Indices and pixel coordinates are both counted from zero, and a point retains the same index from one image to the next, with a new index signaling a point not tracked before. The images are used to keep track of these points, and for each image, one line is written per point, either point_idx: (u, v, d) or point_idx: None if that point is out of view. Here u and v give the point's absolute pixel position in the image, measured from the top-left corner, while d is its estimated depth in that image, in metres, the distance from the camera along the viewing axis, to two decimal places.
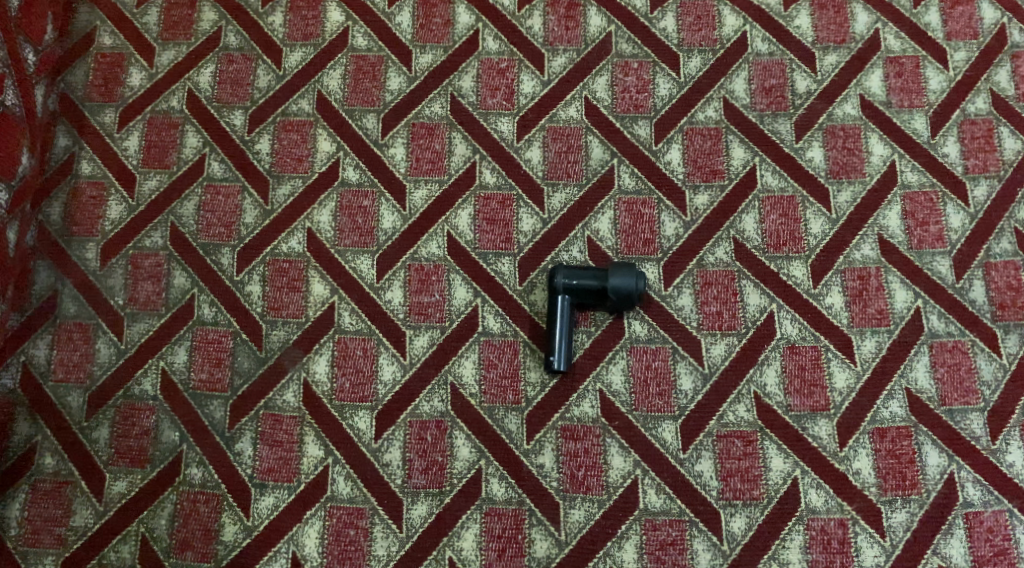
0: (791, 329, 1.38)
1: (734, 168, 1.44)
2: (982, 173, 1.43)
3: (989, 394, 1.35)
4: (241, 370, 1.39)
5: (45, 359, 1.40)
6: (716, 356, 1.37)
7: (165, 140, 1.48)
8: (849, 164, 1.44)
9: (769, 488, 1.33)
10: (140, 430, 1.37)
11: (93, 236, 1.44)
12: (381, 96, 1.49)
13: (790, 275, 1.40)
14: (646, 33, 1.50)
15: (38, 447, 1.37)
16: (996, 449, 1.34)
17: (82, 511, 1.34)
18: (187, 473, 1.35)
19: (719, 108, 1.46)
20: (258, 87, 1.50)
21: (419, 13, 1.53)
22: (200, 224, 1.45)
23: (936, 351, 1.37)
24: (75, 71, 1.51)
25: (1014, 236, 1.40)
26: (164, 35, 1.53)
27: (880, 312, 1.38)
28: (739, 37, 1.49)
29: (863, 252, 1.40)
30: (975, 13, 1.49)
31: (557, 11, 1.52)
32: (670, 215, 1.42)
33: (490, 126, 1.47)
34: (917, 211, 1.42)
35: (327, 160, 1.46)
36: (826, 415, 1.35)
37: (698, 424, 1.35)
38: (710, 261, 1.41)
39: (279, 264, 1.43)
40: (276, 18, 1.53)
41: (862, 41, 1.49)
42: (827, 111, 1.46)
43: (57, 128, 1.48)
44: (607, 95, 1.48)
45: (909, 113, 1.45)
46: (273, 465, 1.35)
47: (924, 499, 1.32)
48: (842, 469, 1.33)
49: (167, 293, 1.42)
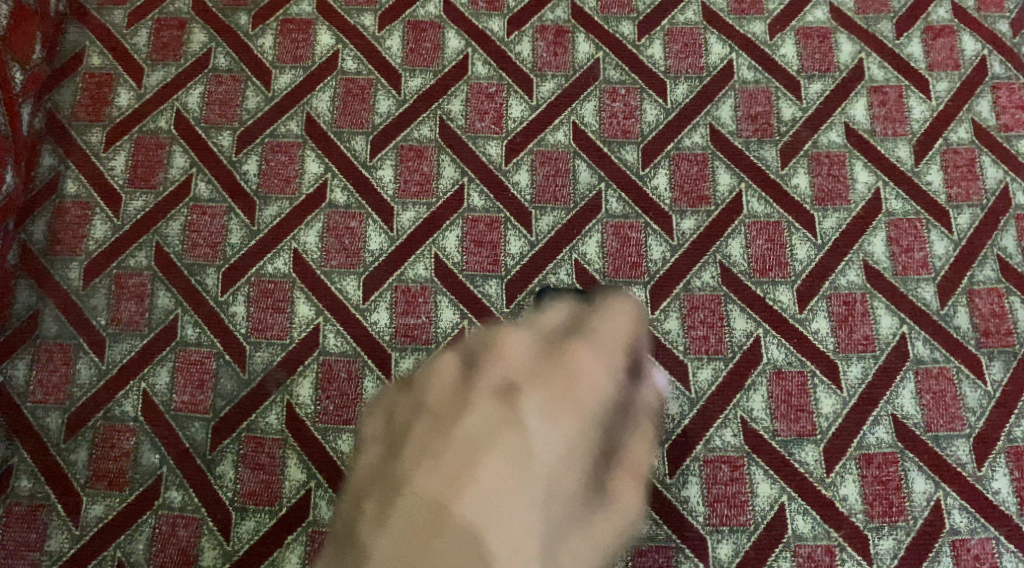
0: (778, 354, 1.38)
1: (720, 193, 1.44)
2: (965, 202, 1.43)
3: (974, 421, 1.35)
4: (224, 393, 1.38)
5: (24, 380, 1.39)
6: (703, 380, 1.37)
7: (150, 159, 1.48)
8: (834, 191, 1.44)
9: (756, 514, 1.33)
10: (119, 452, 1.36)
11: (76, 256, 1.44)
12: (370, 119, 1.49)
13: (776, 300, 1.40)
14: (634, 60, 1.51)
15: (14, 469, 1.36)
16: (982, 475, 1.33)
17: (57, 536, 1.33)
18: (166, 497, 1.35)
19: (706, 133, 1.47)
20: (246, 108, 1.50)
21: (408, 37, 1.53)
22: (185, 244, 1.44)
23: (921, 378, 1.37)
24: (62, 91, 1.51)
25: (997, 263, 1.41)
26: (153, 56, 1.53)
27: (865, 338, 1.38)
28: (726, 65, 1.50)
29: (848, 278, 1.40)
30: (957, 44, 1.50)
31: (545, 37, 1.52)
32: (657, 239, 1.42)
33: (479, 149, 1.47)
34: (902, 237, 1.42)
35: (314, 182, 1.46)
36: (812, 441, 1.35)
37: (685, 449, 1.35)
38: (697, 284, 1.41)
39: (264, 284, 1.42)
40: (265, 40, 1.54)
41: (847, 70, 1.49)
42: (813, 138, 1.46)
43: (43, 147, 1.49)
44: (595, 120, 1.48)
45: (893, 141, 1.46)
46: (254, 488, 1.34)
47: (911, 526, 1.32)
48: (829, 495, 1.33)
49: (150, 314, 1.42)
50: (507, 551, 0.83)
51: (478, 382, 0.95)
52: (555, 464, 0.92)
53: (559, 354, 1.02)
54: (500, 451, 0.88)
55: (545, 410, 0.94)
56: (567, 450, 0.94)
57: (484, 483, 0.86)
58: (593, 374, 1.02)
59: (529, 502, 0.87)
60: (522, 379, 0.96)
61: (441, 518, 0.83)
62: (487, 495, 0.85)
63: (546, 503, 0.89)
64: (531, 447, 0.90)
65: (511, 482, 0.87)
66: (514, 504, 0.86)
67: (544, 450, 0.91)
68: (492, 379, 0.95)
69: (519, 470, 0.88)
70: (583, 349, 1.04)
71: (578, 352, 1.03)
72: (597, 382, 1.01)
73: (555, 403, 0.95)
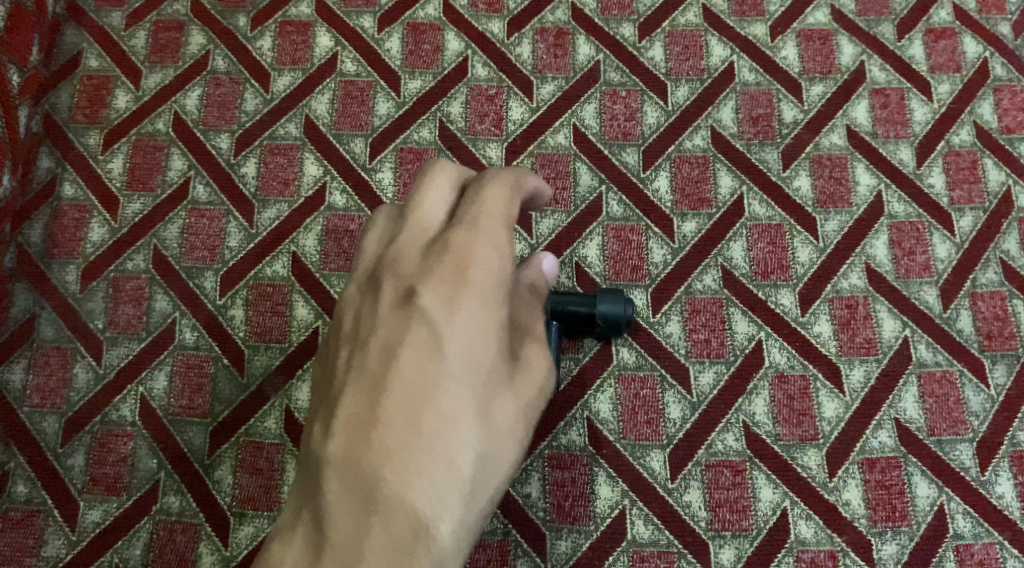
0: (780, 357, 1.37)
1: (722, 196, 1.43)
2: (968, 205, 1.42)
3: (977, 425, 1.34)
4: (222, 397, 1.37)
5: (21, 384, 1.39)
6: (704, 384, 1.36)
7: (148, 162, 1.47)
8: (836, 193, 1.43)
9: (758, 518, 1.32)
10: (117, 457, 1.36)
11: (73, 259, 1.43)
12: (369, 121, 1.48)
13: (778, 303, 1.39)
14: (634, 62, 1.50)
15: (11, 475, 1.35)
16: (986, 480, 1.33)
17: (54, 541, 1.33)
18: (164, 502, 1.34)
19: (707, 136, 1.46)
20: (245, 110, 1.49)
21: (408, 39, 1.52)
22: (184, 248, 1.43)
23: (924, 382, 1.36)
24: (60, 93, 1.51)
25: (1000, 266, 1.40)
26: (151, 58, 1.52)
27: (868, 341, 1.37)
28: (727, 67, 1.49)
29: (851, 281, 1.40)
30: (958, 47, 1.49)
31: (545, 39, 1.51)
32: (658, 242, 1.42)
33: (478, 151, 1.46)
34: (904, 240, 1.41)
35: (313, 184, 1.45)
36: (815, 445, 1.34)
37: (687, 453, 1.34)
38: (698, 288, 1.40)
39: (263, 288, 1.41)
40: (264, 42, 1.53)
41: (848, 72, 1.48)
42: (814, 140, 1.45)
43: (40, 150, 1.48)
44: (596, 122, 1.47)
45: (895, 143, 1.45)
46: (252, 493, 1.33)
47: (914, 531, 1.31)
48: (832, 499, 1.32)
49: (148, 317, 1.41)
50: (444, 451, 0.86)
51: (390, 282, 0.93)
52: (474, 349, 0.90)
53: (448, 237, 0.93)
54: (411, 355, 0.88)
55: (449, 298, 0.90)
56: (484, 330, 0.90)
57: (404, 390, 0.86)
58: (481, 253, 0.92)
59: (456, 398, 0.88)
60: (417, 275, 0.92)
61: (366, 432, 0.85)
62: (409, 402, 0.86)
63: (474, 391, 0.89)
64: (442, 340, 0.89)
65: (430, 383, 0.87)
66: (437, 404, 0.87)
67: (460, 337, 0.89)
68: (397, 279, 0.92)
69: (434, 368, 0.88)
70: (474, 223, 0.93)
71: (469, 232, 0.93)
72: (495, 260, 0.92)
73: (456, 288, 0.90)
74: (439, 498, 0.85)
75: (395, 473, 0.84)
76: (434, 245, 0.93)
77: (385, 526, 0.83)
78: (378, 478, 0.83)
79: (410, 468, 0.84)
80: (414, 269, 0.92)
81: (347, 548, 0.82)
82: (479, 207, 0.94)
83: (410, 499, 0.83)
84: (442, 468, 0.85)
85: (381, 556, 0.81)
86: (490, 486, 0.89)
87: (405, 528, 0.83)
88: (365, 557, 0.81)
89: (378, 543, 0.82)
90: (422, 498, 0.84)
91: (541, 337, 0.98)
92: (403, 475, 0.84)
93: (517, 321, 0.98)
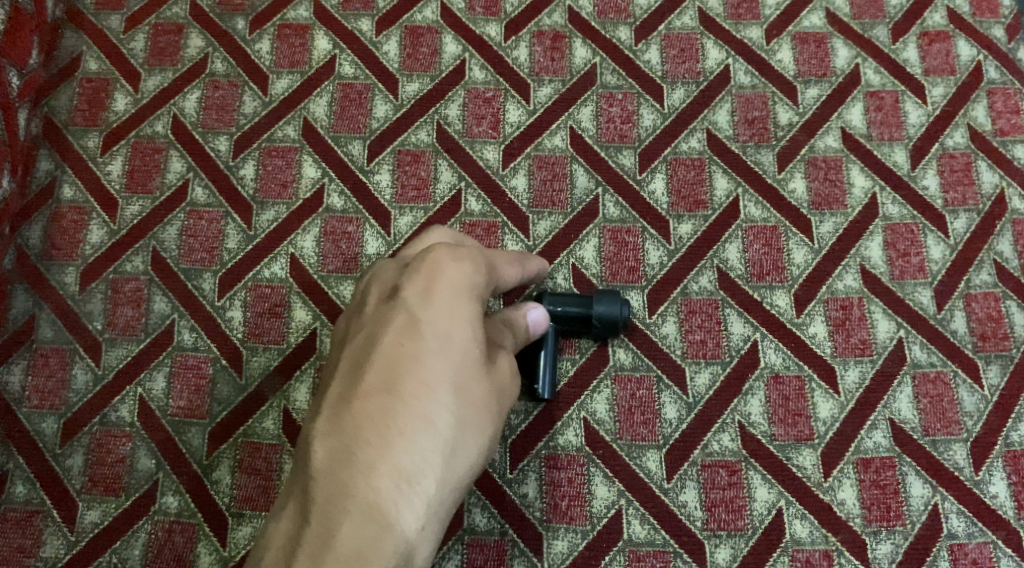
0: (775, 358, 1.38)
1: (717, 198, 1.44)
2: (962, 206, 1.43)
3: (971, 425, 1.35)
4: (220, 398, 1.38)
5: (20, 385, 1.39)
6: (700, 385, 1.37)
7: (147, 164, 1.48)
8: (831, 195, 1.44)
9: (754, 518, 1.33)
10: (115, 457, 1.36)
11: (72, 260, 1.44)
12: (367, 124, 1.49)
13: (773, 304, 1.40)
14: (631, 65, 1.51)
15: (10, 475, 1.36)
16: (980, 480, 1.33)
17: (53, 542, 1.34)
18: (162, 502, 1.35)
19: (703, 138, 1.47)
20: (244, 113, 1.50)
21: (406, 42, 1.53)
22: (182, 249, 1.44)
23: (919, 382, 1.37)
24: (59, 95, 1.51)
25: (994, 268, 1.41)
26: (150, 60, 1.53)
27: (862, 342, 1.38)
28: (722, 70, 1.50)
29: (846, 282, 1.40)
30: (952, 50, 1.50)
31: (542, 42, 1.52)
32: (654, 244, 1.42)
33: (476, 154, 1.47)
34: (899, 242, 1.42)
35: (311, 186, 1.46)
36: (810, 445, 1.35)
37: (683, 454, 1.35)
38: (694, 289, 1.40)
39: (261, 289, 1.42)
40: (263, 45, 1.53)
41: (843, 74, 1.49)
42: (809, 142, 1.46)
43: (39, 151, 1.48)
44: (593, 125, 1.48)
45: (889, 146, 1.46)
46: (250, 493, 1.34)
47: (909, 530, 1.32)
48: (827, 499, 1.33)
49: (147, 319, 1.42)
50: (417, 414, 1.00)
51: (375, 291, 1.12)
52: (443, 334, 1.05)
53: (421, 252, 1.11)
54: (391, 340, 1.04)
55: (422, 295, 1.07)
56: (450, 320, 1.06)
57: (384, 364, 1.03)
58: (450, 264, 1.09)
59: (427, 372, 1.02)
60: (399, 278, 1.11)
61: (353, 398, 1.01)
62: (389, 375, 1.02)
63: (443, 368, 1.03)
64: (416, 327, 1.05)
65: (406, 360, 1.03)
66: (413, 375, 1.02)
67: (431, 325, 1.05)
68: (380, 287, 1.12)
69: (409, 349, 1.03)
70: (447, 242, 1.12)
71: (440, 248, 1.11)
72: (461, 269, 1.09)
73: (427, 288, 1.07)
74: (415, 451, 0.99)
75: (377, 430, 0.99)
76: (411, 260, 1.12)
77: (368, 472, 0.97)
78: (361, 434, 0.98)
79: (389, 427, 0.99)
80: (395, 278, 1.11)
81: (336, 492, 0.96)
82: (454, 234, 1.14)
83: (389, 451, 0.98)
84: (417, 427, 1.00)
85: (365, 497, 0.96)
86: (459, 448, 1.03)
87: (385, 474, 0.97)
88: (352, 498, 0.96)
89: (364, 487, 0.96)
90: (400, 451, 0.98)
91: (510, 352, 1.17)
92: (385, 432, 0.98)
93: (490, 337, 1.17)
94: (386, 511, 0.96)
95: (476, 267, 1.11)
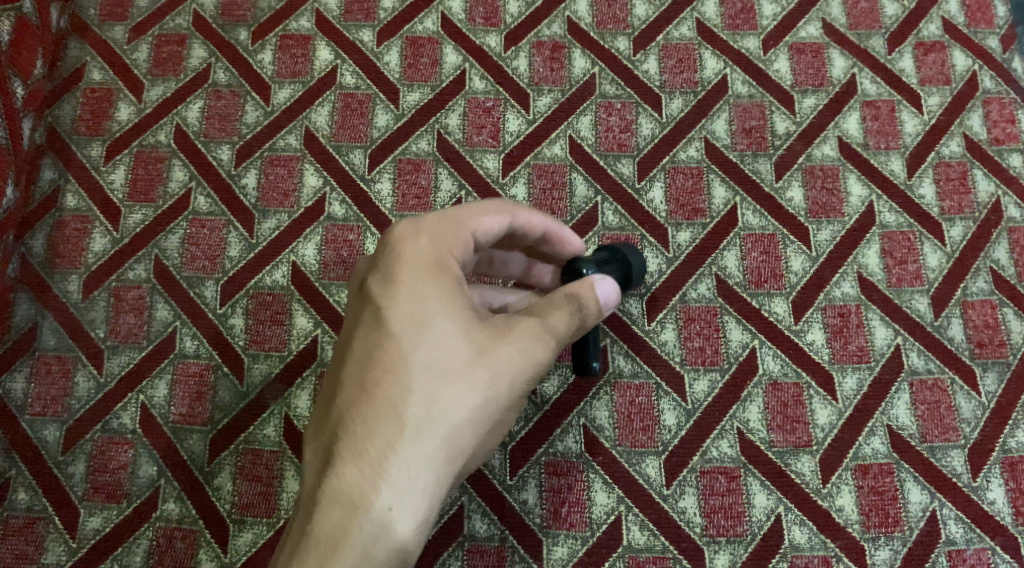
0: (774, 365, 1.39)
1: (715, 207, 1.45)
2: (958, 214, 1.44)
3: (969, 431, 1.36)
4: (222, 405, 1.39)
5: (22, 393, 1.40)
6: (699, 391, 1.38)
7: (150, 174, 1.49)
8: (828, 204, 1.45)
9: (753, 524, 1.33)
10: (117, 464, 1.37)
11: (75, 269, 1.45)
12: (368, 133, 1.50)
13: (771, 312, 1.41)
14: (629, 75, 1.52)
15: (12, 482, 1.37)
16: (977, 486, 1.34)
17: (54, 549, 1.35)
18: (164, 509, 1.36)
19: (701, 147, 1.48)
20: (246, 122, 1.51)
21: (407, 52, 1.54)
22: (185, 257, 1.45)
23: (916, 389, 1.37)
24: (63, 106, 1.53)
25: (990, 276, 1.41)
26: (153, 71, 1.54)
27: (860, 349, 1.39)
28: (720, 79, 1.51)
29: (843, 289, 1.41)
30: (948, 60, 1.51)
31: (542, 52, 1.53)
32: (653, 251, 1.43)
33: (476, 162, 1.48)
34: (896, 250, 1.43)
35: (313, 195, 1.47)
36: (809, 452, 1.35)
37: (682, 460, 1.35)
38: (693, 296, 1.41)
39: (263, 297, 1.43)
40: (265, 55, 1.55)
41: (840, 84, 1.51)
42: (806, 151, 1.47)
43: (43, 160, 1.50)
44: (592, 134, 1.49)
45: (886, 154, 1.47)
46: (251, 500, 1.35)
47: (907, 536, 1.33)
48: (825, 505, 1.34)
49: (149, 326, 1.43)
50: (388, 404, 1.05)
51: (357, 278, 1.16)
52: (407, 319, 1.07)
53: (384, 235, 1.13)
54: (358, 331, 1.08)
55: (384, 280, 1.09)
56: (416, 305, 1.07)
57: (356, 356, 1.07)
58: (411, 247, 1.10)
59: (398, 362, 1.06)
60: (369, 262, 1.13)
61: (332, 392, 1.07)
62: (359, 368, 1.07)
63: (410, 354, 1.06)
64: (377, 316, 1.07)
65: (376, 352, 1.06)
66: (377, 366, 1.06)
67: (396, 313, 1.07)
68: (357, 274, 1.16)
69: (373, 339, 1.07)
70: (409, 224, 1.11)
71: (404, 230, 1.11)
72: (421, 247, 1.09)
73: (390, 276, 1.09)
74: (387, 439, 1.04)
75: (353, 422, 1.05)
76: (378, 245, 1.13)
77: (342, 464, 1.04)
78: (336, 429, 1.05)
79: (359, 421, 1.05)
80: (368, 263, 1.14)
81: (316, 483, 1.05)
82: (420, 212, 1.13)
83: (359, 444, 1.04)
84: (385, 416, 1.04)
85: (339, 487, 1.04)
86: (437, 427, 1.05)
87: (356, 466, 1.04)
88: (327, 489, 1.04)
89: (338, 478, 1.04)
90: (371, 443, 1.04)
91: (547, 320, 1.10)
92: (358, 424, 1.04)
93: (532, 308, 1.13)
94: (358, 497, 1.03)
95: (440, 240, 1.10)
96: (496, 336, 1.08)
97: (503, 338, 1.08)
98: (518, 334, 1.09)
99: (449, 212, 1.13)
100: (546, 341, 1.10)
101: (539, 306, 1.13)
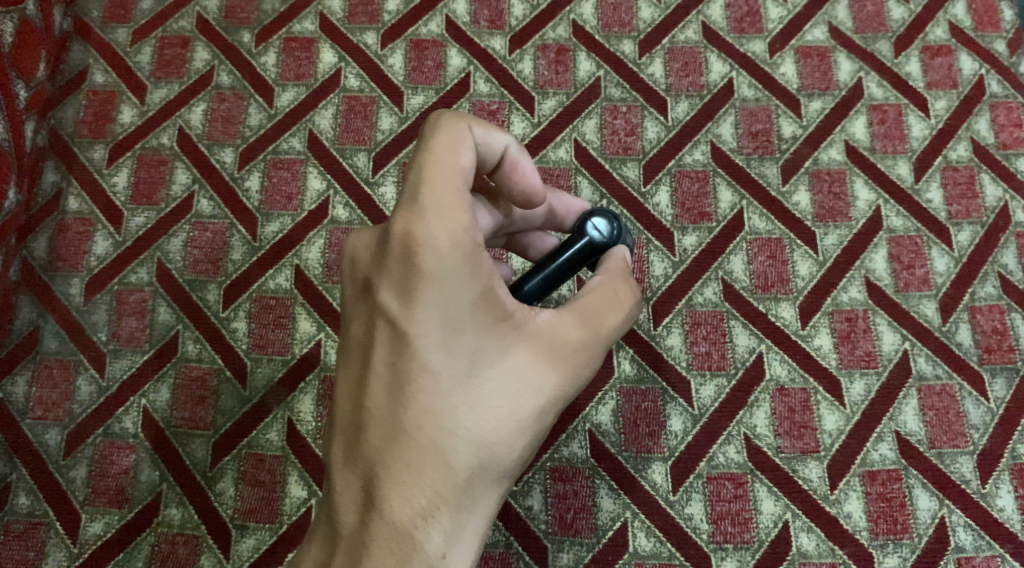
0: (781, 370, 1.37)
1: (722, 210, 1.44)
2: (965, 219, 1.43)
3: (977, 438, 1.35)
4: (224, 409, 1.38)
5: (23, 397, 1.39)
6: (706, 397, 1.37)
7: (154, 177, 1.49)
8: (835, 208, 1.44)
9: (760, 531, 1.32)
10: (118, 469, 1.36)
11: (77, 272, 1.44)
12: (372, 136, 1.49)
13: (778, 316, 1.39)
14: (635, 78, 1.51)
15: (12, 487, 1.36)
16: (987, 493, 1.33)
17: (55, 554, 1.34)
18: (165, 514, 1.35)
19: (707, 151, 1.47)
20: (249, 125, 1.51)
21: (411, 55, 1.53)
22: (188, 261, 1.44)
23: (925, 395, 1.36)
24: (65, 108, 1.52)
25: (999, 280, 1.40)
26: (156, 73, 1.54)
27: (867, 354, 1.38)
28: (726, 83, 1.50)
29: (850, 294, 1.40)
30: (954, 64, 1.50)
31: (546, 55, 1.53)
32: (659, 255, 1.42)
33: None
34: (903, 254, 1.42)
35: (316, 198, 1.46)
36: (816, 457, 1.34)
37: (688, 466, 1.34)
38: (699, 300, 1.40)
39: (266, 301, 1.42)
40: (269, 58, 1.54)
41: (846, 88, 1.50)
42: (813, 155, 1.46)
43: (45, 163, 1.49)
44: (597, 137, 1.48)
45: (893, 158, 1.46)
46: (254, 505, 1.34)
47: (915, 544, 1.32)
48: (833, 512, 1.33)
49: (151, 330, 1.42)
50: (431, 435, 0.95)
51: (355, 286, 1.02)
52: (442, 342, 0.96)
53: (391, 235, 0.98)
54: (383, 357, 0.97)
55: (405, 295, 0.97)
56: (449, 325, 0.97)
57: (384, 386, 0.97)
58: (430, 253, 0.96)
59: (434, 387, 0.96)
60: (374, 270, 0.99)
61: (359, 424, 0.96)
62: (391, 399, 0.96)
63: (451, 384, 0.97)
64: (405, 339, 0.96)
65: (409, 381, 0.96)
66: (416, 398, 0.96)
67: (424, 334, 0.96)
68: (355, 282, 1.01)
69: (405, 366, 0.96)
70: (413, 216, 0.97)
71: (410, 224, 0.97)
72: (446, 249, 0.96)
73: (407, 287, 0.97)
74: (433, 475, 0.95)
75: (393, 461, 0.95)
76: (380, 245, 0.99)
77: (388, 506, 0.94)
78: (374, 469, 0.95)
79: (402, 459, 0.95)
80: (370, 265, 1.00)
81: (358, 528, 0.94)
82: (415, 195, 0.97)
83: (406, 485, 0.94)
84: (430, 453, 0.95)
85: (385, 531, 0.93)
86: (488, 460, 0.97)
87: (405, 509, 0.94)
88: (374, 535, 0.93)
89: (384, 523, 0.93)
90: (418, 483, 0.94)
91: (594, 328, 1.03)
92: (401, 460, 0.94)
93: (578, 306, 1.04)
94: (409, 540, 0.93)
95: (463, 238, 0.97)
96: (541, 350, 1.00)
97: (550, 352, 1.00)
98: (567, 346, 1.01)
99: (445, 186, 0.97)
100: (596, 351, 1.03)
101: (587, 303, 1.03)
